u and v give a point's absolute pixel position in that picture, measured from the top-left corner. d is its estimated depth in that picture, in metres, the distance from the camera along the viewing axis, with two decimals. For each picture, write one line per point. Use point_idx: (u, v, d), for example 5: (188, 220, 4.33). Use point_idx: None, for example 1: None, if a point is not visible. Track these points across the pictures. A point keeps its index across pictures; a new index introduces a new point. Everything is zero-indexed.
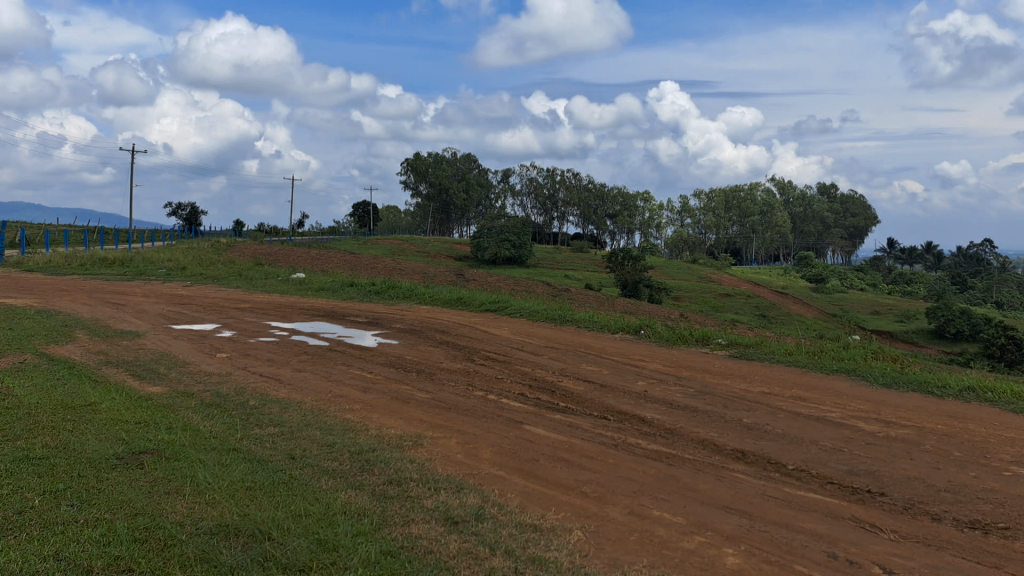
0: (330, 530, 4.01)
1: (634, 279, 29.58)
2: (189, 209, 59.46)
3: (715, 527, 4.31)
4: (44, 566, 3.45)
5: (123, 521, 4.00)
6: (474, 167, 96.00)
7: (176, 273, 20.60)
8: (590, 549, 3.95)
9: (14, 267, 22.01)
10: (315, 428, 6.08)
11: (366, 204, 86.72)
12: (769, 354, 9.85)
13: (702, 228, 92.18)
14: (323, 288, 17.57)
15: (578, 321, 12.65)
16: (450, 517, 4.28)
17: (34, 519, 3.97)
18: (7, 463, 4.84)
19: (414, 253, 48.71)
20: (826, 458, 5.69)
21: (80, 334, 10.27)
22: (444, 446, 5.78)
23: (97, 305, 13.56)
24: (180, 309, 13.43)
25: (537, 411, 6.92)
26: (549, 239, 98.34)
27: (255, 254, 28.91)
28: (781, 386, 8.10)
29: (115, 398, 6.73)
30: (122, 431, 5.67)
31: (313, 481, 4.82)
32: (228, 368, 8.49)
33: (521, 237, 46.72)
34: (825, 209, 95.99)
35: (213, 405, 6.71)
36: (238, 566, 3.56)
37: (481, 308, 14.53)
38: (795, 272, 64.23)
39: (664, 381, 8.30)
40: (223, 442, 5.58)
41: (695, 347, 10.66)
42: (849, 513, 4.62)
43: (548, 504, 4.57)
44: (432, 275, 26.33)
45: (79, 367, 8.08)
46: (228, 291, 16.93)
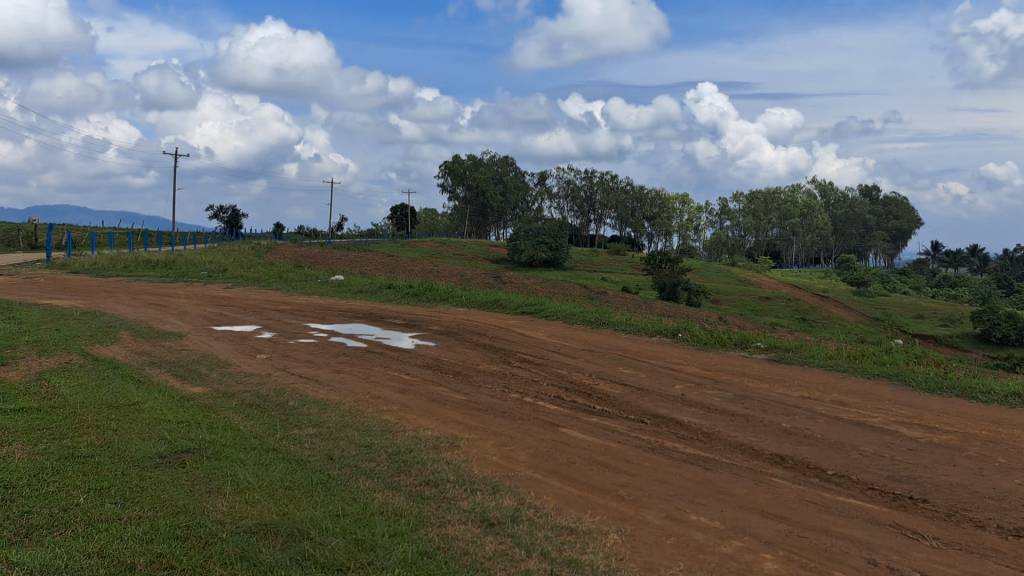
0: (368, 530, 4.04)
1: (672, 282, 29.41)
2: (230, 212, 60.33)
3: (752, 532, 4.27)
4: (88, 562, 3.52)
5: (165, 518, 4.07)
6: (511, 170, 96.15)
7: (218, 274, 20.92)
8: (626, 552, 3.94)
9: (62, 269, 22.48)
10: (352, 428, 6.15)
11: (404, 207, 87.34)
12: (809, 358, 9.74)
13: (741, 231, 91.46)
14: (362, 290, 17.74)
15: (616, 324, 12.62)
16: (486, 518, 4.29)
17: (79, 516, 4.05)
18: (53, 461, 4.94)
19: (451, 255, 48.92)
20: (867, 463, 5.62)
21: (125, 334, 10.49)
22: (480, 447, 5.81)
23: (143, 306, 13.84)
24: (220, 311, 13.62)
25: (572, 414, 6.93)
26: (586, 241, 98.25)
27: (293, 254, 30.02)
28: (821, 391, 8.00)
29: (158, 397, 6.86)
30: (165, 430, 5.78)
31: (351, 481, 4.86)
32: (268, 368, 8.61)
33: (558, 239, 46.64)
34: (867, 211, 94.75)
35: (254, 405, 6.81)
36: (277, 565, 3.60)
37: (517, 310, 14.56)
38: (836, 275, 63.42)
39: (701, 384, 8.25)
40: (263, 442, 5.65)
41: (733, 350, 10.58)
42: (890, 518, 4.57)
43: (584, 507, 4.57)
44: (469, 277, 26.42)
45: (124, 366, 8.24)
46: (268, 293, 17.12)
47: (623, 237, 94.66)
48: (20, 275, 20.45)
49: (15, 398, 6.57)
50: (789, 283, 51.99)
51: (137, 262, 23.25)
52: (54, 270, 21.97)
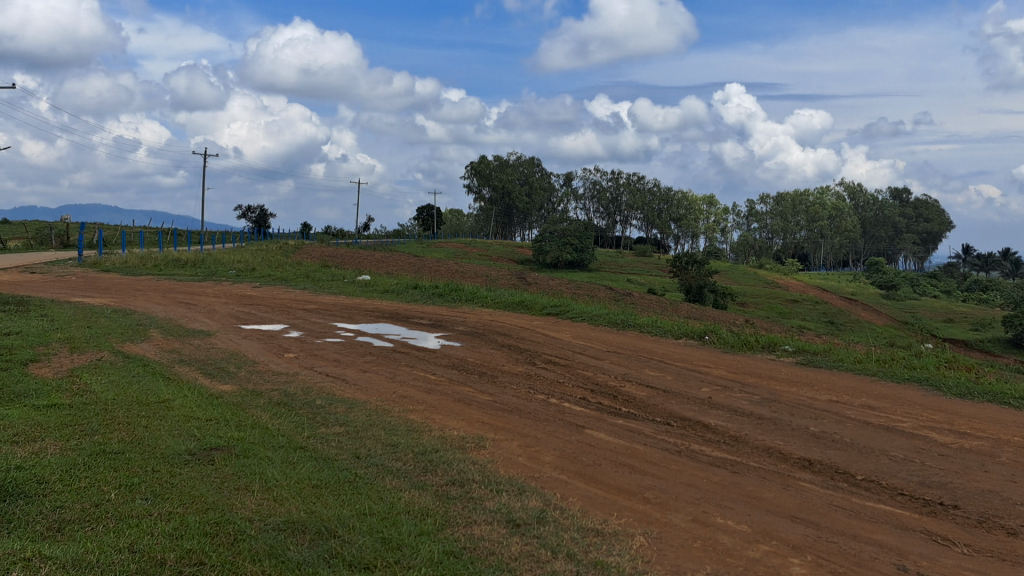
0: (394, 529, 4.07)
1: (699, 284, 29.27)
2: (258, 212, 60.80)
3: (780, 536, 4.25)
4: (119, 557, 3.56)
5: (195, 515, 4.11)
6: (537, 171, 96.08)
7: (246, 274, 21.06)
8: (652, 555, 3.93)
9: (93, 267, 22.76)
10: (379, 428, 6.17)
11: (430, 208, 87.56)
12: (838, 362, 9.66)
13: (768, 233, 90.94)
14: (388, 290, 17.81)
15: (642, 326, 12.59)
16: (512, 519, 4.30)
17: (110, 512, 4.10)
18: (85, 457, 5.01)
19: (477, 256, 48.99)
20: (897, 468, 5.57)
21: (155, 333, 10.58)
22: (505, 447, 5.83)
23: (172, 305, 13.96)
24: (249, 310, 13.71)
25: (598, 416, 6.92)
26: (611, 242, 98.10)
27: (321, 254, 30.23)
28: (850, 395, 7.94)
29: (187, 395, 6.93)
30: (194, 428, 5.83)
31: (377, 479, 4.89)
32: (296, 367, 8.66)
33: (583, 241, 46.54)
34: (896, 213, 93.82)
35: (281, 404, 6.85)
36: (305, 562, 3.63)
37: (543, 311, 14.55)
38: (864, 279, 62.83)
39: (728, 387, 8.20)
40: (290, 440, 5.69)
41: (760, 353, 10.51)
42: (920, 525, 4.52)
43: (610, 509, 4.56)
44: (495, 278, 26.48)
45: (154, 364, 8.32)
46: (296, 293, 17.24)
47: (648, 239, 94.41)
48: (51, 273, 20.72)
49: (47, 395, 6.67)
50: (817, 286, 51.57)
51: (166, 261, 23.46)
52: (85, 269, 22.28)
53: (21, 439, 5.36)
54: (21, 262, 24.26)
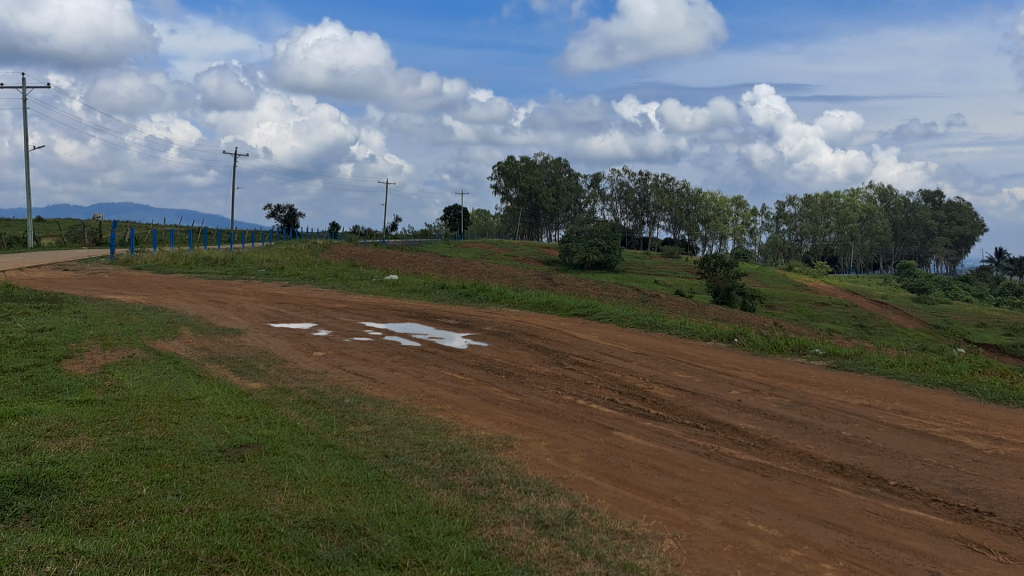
0: (423, 528, 4.08)
1: (727, 286, 29.06)
2: (288, 211, 61.36)
3: (812, 541, 4.21)
4: (151, 552, 3.60)
5: (226, 512, 4.14)
6: (565, 171, 96.04)
7: (275, 273, 21.21)
8: (682, 558, 3.91)
9: (125, 265, 23.03)
10: (407, 428, 6.17)
11: (458, 209, 87.85)
12: (869, 366, 9.56)
13: (797, 235, 90.35)
14: (416, 289, 17.87)
15: (670, 327, 12.51)
16: (541, 520, 4.29)
17: (142, 507, 4.15)
18: (117, 453, 5.06)
19: (504, 256, 49.06)
20: (931, 474, 5.50)
21: (186, 330, 10.68)
22: (534, 448, 5.82)
23: (203, 303, 14.09)
24: (278, 308, 13.79)
25: (626, 418, 6.89)
26: (638, 244, 97.88)
27: (350, 254, 30.42)
28: (882, 400, 7.83)
29: (217, 392, 7.00)
30: (224, 425, 5.88)
31: (406, 479, 4.90)
32: (325, 365, 8.72)
33: (611, 241, 46.37)
34: (928, 216, 92.75)
35: (310, 402, 6.90)
36: (334, 560, 3.65)
37: (570, 312, 14.54)
38: (895, 281, 62.15)
39: (758, 391, 8.14)
40: (319, 438, 5.73)
41: (791, 356, 10.43)
42: (955, 531, 4.47)
43: (639, 511, 4.54)
44: (521, 278, 26.50)
45: (185, 361, 8.41)
46: (324, 292, 17.34)
47: (676, 240, 94.03)
48: (85, 270, 20.98)
49: (81, 391, 6.76)
50: (847, 289, 51.11)
51: (197, 260, 23.70)
52: (118, 267, 22.55)
53: (55, 434, 5.43)
54: (55, 260, 24.59)
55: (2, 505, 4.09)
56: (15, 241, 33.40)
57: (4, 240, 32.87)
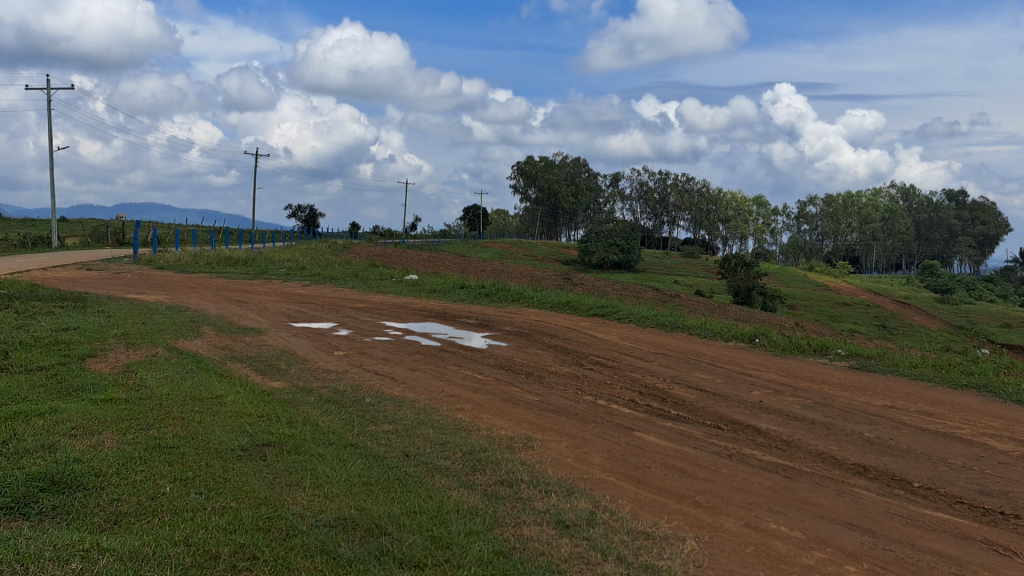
0: (444, 527, 4.09)
1: (748, 287, 28.91)
2: (308, 211, 61.65)
3: (835, 543, 4.19)
4: (174, 550, 3.62)
5: (248, 510, 4.17)
6: (584, 171, 95.92)
7: (295, 273, 21.31)
8: (704, 559, 3.89)
9: (148, 265, 23.20)
10: (427, 427, 6.19)
11: (478, 209, 87.97)
12: (893, 367, 9.48)
13: (819, 235, 89.74)
14: (436, 289, 17.89)
15: (691, 328, 12.46)
16: (561, 520, 4.29)
17: (165, 505, 4.18)
18: (140, 451, 5.11)
19: (524, 256, 49.08)
20: (955, 476, 5.45)
21: (207, 329, 10.75)
22: (554, 448, 5.81)
23: (225, 302, 14.17)
24: (299, 308, 13.85)
25: (647, 418, 6.87)
26: (658, 243, 97.56)
27: (370, 254, 30.51)
28: (906, 401, 7.77)
29: (239, 391, 7.05)
30: (247, 423, 5.92)
31: (426, 478, 4.90)
32: (346, 365, 8.76)
33: (631, 241, 46.25)
34: (952, 215, 91.91)
35: (331, 401, 6.93)
36: (356, 559, 3.66)
37: (590, 312, 14.52)
38: (918, 282, 61.62)
39: (779, 391, 8.10)
40: (340, 437, 5.75)
41: (812, 357, 10.36)
42: (980, 534, 4.42)
43: (660, 512, 4.53)
44: (541, 278, 26.49)
45: (207, 360, 8.47)
46: (344, 292, 17.39)
47: (696, 240, 93.64)
48: (108, 270, 21.12)
49: (105, 389, 6.82)
50: (870, 290, 50.78)
51: (219, 260, 23.85)
52: (141, 266, 22.74)
53: (80, 432, 5.49)
54: (79, 260, 24.82)
55: (28, 502, 4.13)
56: (39, 242, 33.73)
57: (28, 241, 33.19)
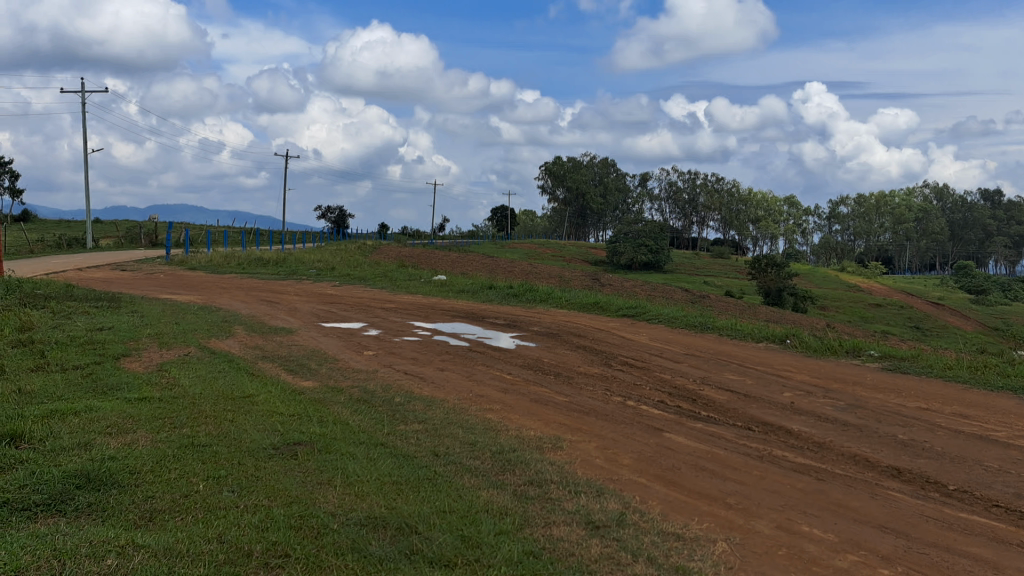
0: (474, 527, 4.10)
1: (778, 287, 28.72)
2: (338, 212, 62.15)
3: (869, 546, 4.15)
4: (208, 547, 3.67)
5: (280, 508, 4.21)
6: (612, 172, 95.75)
7: (325, 273, 21.48)
8: (735, 561, 3.87)
9: (181, 266, 23.49)
10: (457, 427, 6.20)
11: (505, 209, 88.12)
12: (927, 368, 9.36)
13: (850, 235, 88.93)
14: (465, 289, 17.95)
15: (721, 329, 12.40)
16: (591, 521, 4.29)
17: (199, 503, 4.23)
18: (174, 449, 5.17)
19: (551, 257, 49.09)
20: (991, 479, 5.38)
21: (239, 329, 10.86)
22: (584, 449, 5.81)
23: (257, 302, 14.30)
24: (329, 308, 13.98)
25: (677, 419, 6.85)
26: (687, 244, 97.13)
27: (399, 254, 30.71)
28: (941, 403, 7.67)
29: (271, 390, 7.11)
30: (278, 422, 5.97)
31: (456, 478, 4.92)
32: (375, 365, 8.80)
33: (659, 242, 46.11)
34: (986, 215, 90.63)
35: (361, 400, 6.96)
36: (386, 558, 3.67)
37: (619, 312, 14.50)
38: (952, 283, 60.77)
39: (811, 393, 8.02)
40: (370, 436, 5.78)
41: (845, 358, 10.27)
42: (1018, 538, 4.36)
43: (691, 513, 4.51)
44: (569, 279, 26.50)
45: (239, 360, 8.57)
46: (373, 292, 17.50)
47: (726, 240, 93.12)
48: (141, 271, 21.42)
49: (139, 388, 6.91)
50: (902, 290, 50.28)
51: (250, 260, 24.07)
52: (174, 267, 23.04)
53: (114, 430, 5.57)
54: (114, 260, 25.21)
55: (65, 499, 4.19)
56: (74, 242, 34.27)
57: (64, 241, 33.74)
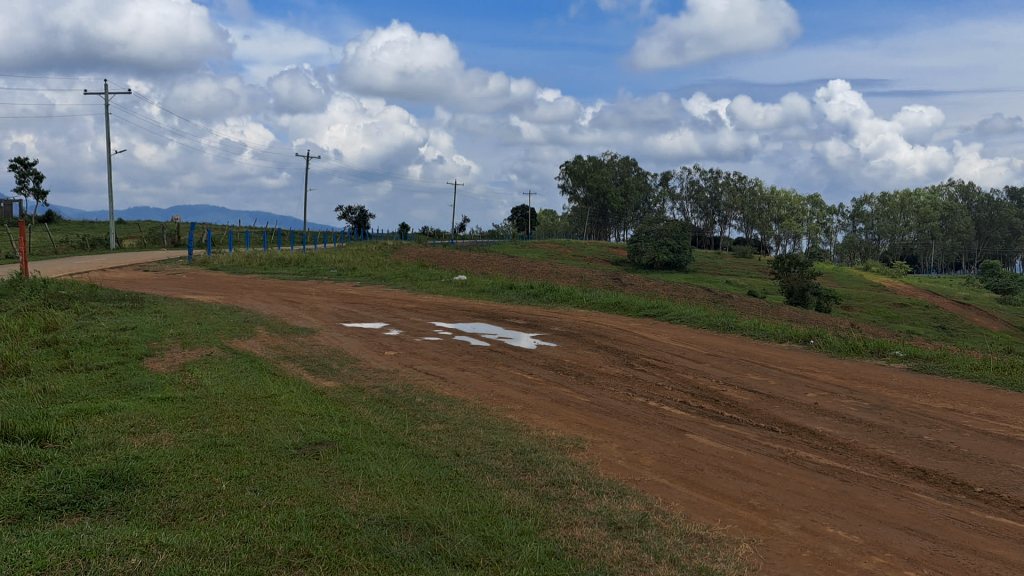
0: (496, 527, 4.09)
1: (801, 287, 28.52)
2: (359, 212, 62.42)
3: (895, 548, 4.10)
4: (231, 546, 3.68)
5: (302, 508, 4.21)
6: (633, 171, 95.49)
7: (347, 273, 21.55)
8: (759, 563, 3.84)
9: (203, 266, 23.65)
10: (478, 427, 6.20)
11: (525, 209, 88.16)
12: (953, 368, 9.26)
13: (874, 234, 88.17)
14: (486, 289, 17.96)
15: (743, 328, 12.33)
16: (614, 522, 4.27)
17: (222, 502, 4.25)
18: (197, 449, 5.20)
19: (572, 257, 49.01)
20: (1020, 481, 5.30)
21: (260, 329, 10.91)
22: (606, 450, 5.78)
23: (278, 303, 14.37)
24: (349, 308, 14.01)
25: (699, 420, 6.81)
26: (709, 243, 96.68)
27: (420, 254, 30.82)
28: (968, 404, 7.58)
29: (293, 390, 7.13)
30: (300, 422, 5.99)
31: (478, 478, 4.91)
32: (396, 365, 8.81)
33: (681, 241, 45.93)
34: (1013, 214, 89.56)
35: (382, 400, 6.97)
36: (408, 558, 3.67)
37: (640, 312, 14.45)
38: (979, 282, 60.08)
39: (836, 394, 7.94)
40: (391, 436, 5.78)
41: (869, 358, 10.18)
42: None
43: (714, 515, 4.48)
44: (590, 279, 26.46)
45: (260, 360, 8.59)
46: (395, 292, 17.53)
47: (748, 240, 92.65)
48: (164, 271, 21.58)
49: (162, 388, 6.95)
50: (927, 289, 49.83)
51: (271, 261, 24.20)
52: (196, 267, 23.18)
53: (138, 430, 5.60)
54: (138, 261, 25.44)
55: (89, 498, 4.22)
56: (98, 243, 34.53)
57: (88, 242, 34.05)
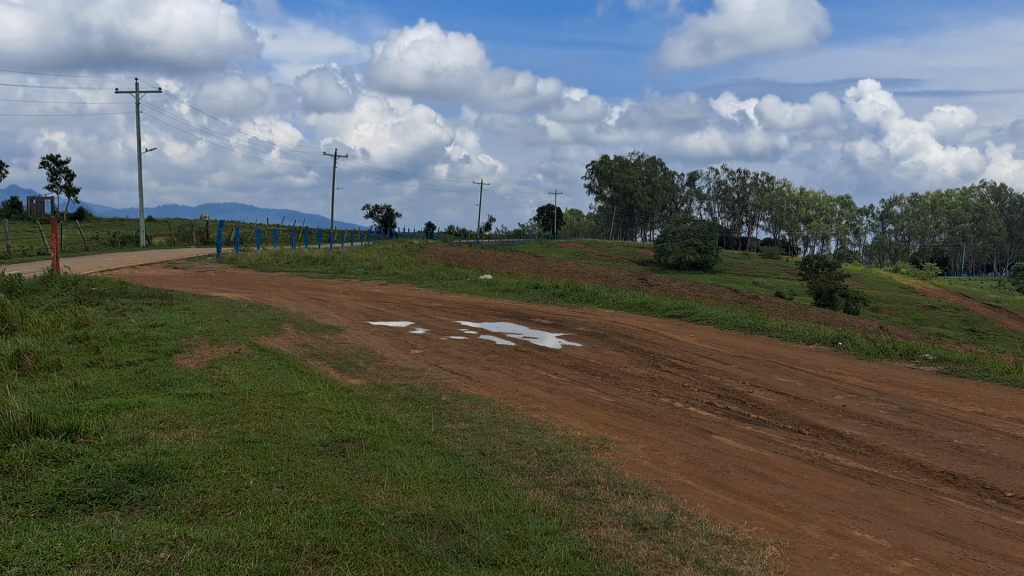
0: (521, 526, 4.10)
1: (829, 288, 28.25)
2: (385, 212, 62.66)
3: (923, 553, 4.06)
4: (258, 542, 3.72)
5: (329, 505, 4.25)
6: (659, 171, 95.10)
7: (372, 272, 21.62)
8: (786, 566, 3.82)
9: (231, 264, 23.81)
10: (503, 426, 6.21)
11: (552, 209, 88.04)
12: (983, 372, 9.15)
13: (904, 235, 87.20)
14: (512, 289, 17.96)
15: (770, 330, 12.25)
16: (639, 522, 4.26)
17: (250, 498, 4.28)
18: (225, 444, 5.25)
19: (599, 257, 48.89)
20: None
21: (288, 327, 10.97)
22: (631, 450, 5.77)
23: (305, 301, 14.44)
24: (375, 307, 14.06)
25: (726, 421, 6.78)
26: (736, 244, 96.03)
27: (446, 253, 30.85)
28: (998, 407, 7.49)
29: (319, 388, 7.17)
30: (326, 419, 6.04)
31: (503, 478, 4.91)
32: (422, 363, 8.84)
33: (707, 241, 45.67)
34: None
35: (408, 399, 7.00)
36: (433, 556, 3.69)
37: (666, 312, 14.39)
38: (1011, 283, 59.21)
39: (864, 396, 7.87)
40: (416, 435, 5.80)
41: (898, 361, 10.07)
42: None
43: (740, 516, 4.47)
44: (615, 278, 26.40)
45: (288, 358, 8.64)
46: (421, 291, 17.60)
47: (776, 240, 91.96)
48: (192, 269, 21.76)
49: (191, 384, 7.02)
50: (957, 292, 49.22)
51: (298, 259, 24.33)
52: (224, 265, 23.33)
53: (167, 425, 5.66)
54: (167, 258, 25.66)
55: (119, 492, 4.28)
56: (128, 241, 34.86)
57: (118, 239, 34.38)
